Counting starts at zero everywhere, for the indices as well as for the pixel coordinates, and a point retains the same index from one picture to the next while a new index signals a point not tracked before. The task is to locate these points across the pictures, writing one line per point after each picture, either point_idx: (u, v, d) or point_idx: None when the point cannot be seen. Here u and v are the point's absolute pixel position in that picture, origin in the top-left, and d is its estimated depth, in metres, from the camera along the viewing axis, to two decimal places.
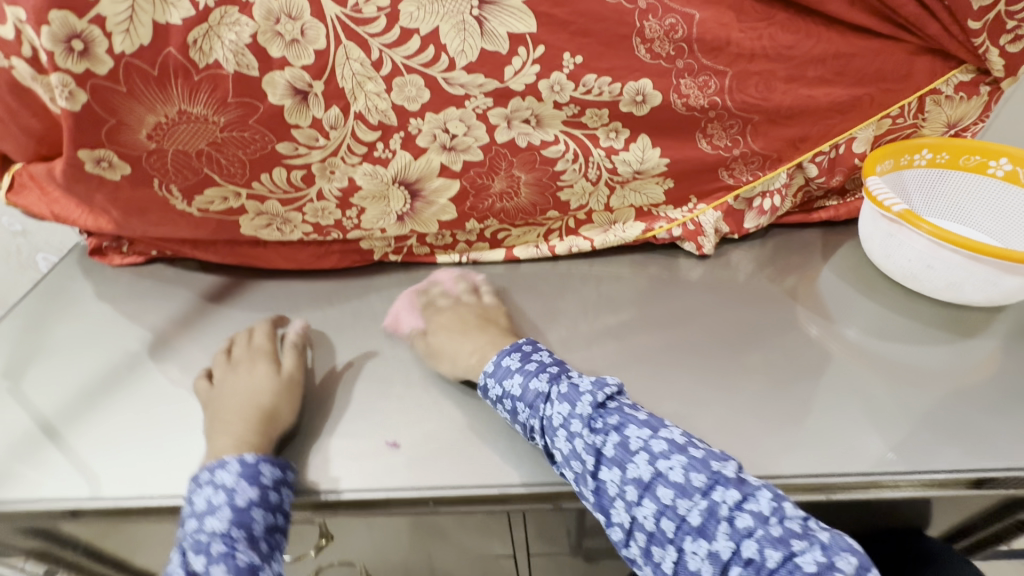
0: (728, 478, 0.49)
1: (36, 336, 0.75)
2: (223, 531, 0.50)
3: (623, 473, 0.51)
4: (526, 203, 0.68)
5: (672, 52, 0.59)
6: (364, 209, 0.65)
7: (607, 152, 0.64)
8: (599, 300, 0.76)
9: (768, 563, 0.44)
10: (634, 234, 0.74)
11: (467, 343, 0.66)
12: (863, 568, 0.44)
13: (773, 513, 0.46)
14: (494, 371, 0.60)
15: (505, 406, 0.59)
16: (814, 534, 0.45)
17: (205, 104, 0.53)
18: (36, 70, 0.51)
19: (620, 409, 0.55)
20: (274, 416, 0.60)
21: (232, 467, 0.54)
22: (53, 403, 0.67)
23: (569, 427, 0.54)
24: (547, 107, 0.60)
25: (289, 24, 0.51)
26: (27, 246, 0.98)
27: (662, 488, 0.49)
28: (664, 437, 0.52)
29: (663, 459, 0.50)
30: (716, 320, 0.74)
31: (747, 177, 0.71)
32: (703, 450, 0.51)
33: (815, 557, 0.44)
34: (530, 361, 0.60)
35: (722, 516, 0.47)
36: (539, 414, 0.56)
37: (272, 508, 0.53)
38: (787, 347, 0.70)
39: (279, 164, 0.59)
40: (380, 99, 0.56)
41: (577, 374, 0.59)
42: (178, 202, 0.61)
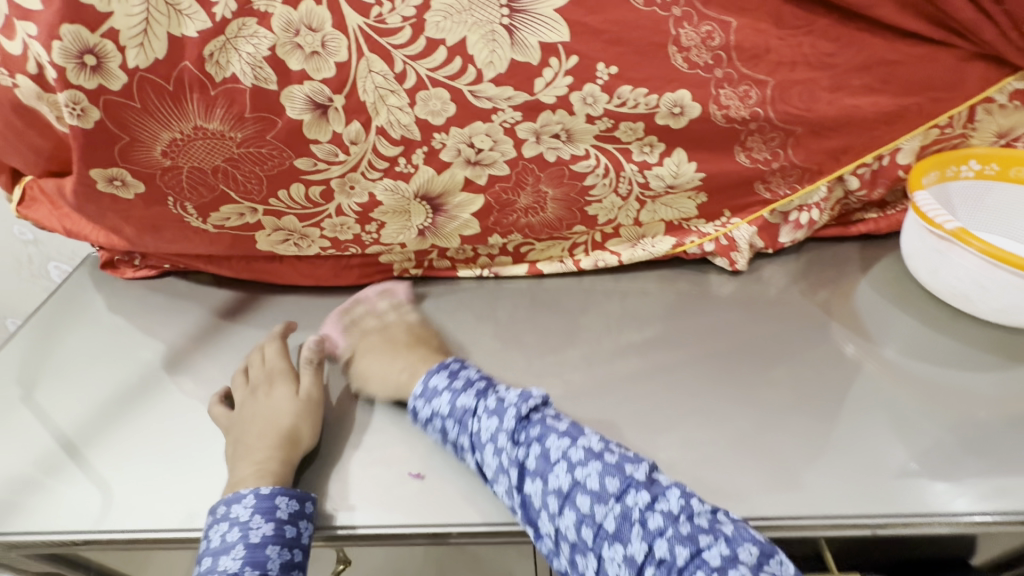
0: (639, 480, 0.50)
1: (53, 352, 0.72)
2: (236, 571, 0.49)
3: (544, 484, 0.51)
4: (552, 219, 0.65)
5: (711, 60, 0.55)
6: (383, 223, 0.62)
7: (639, 166, 0.61)
8: (624, 315, 0.73)
9: (678, 561, 0.45)
10: (664, 249, 0.71)
11: (397, 363, 0.64)
12: (765, 558, 0.45)
13: (683, 512, 0.47)
14: (422, 393, 0.59)
15: (434, 426, 0.58)
16: (720, 528, 0.47)
17: (221, 120, 0.51)
18: (40, 88, 0.49)
19: (543, 420, 0.55)
20: (296, 440, 0.58)
21: (247, 501, 0.52)
22: (75, 423, 0.65)
23: (495, 441, 0.54)
24: (579, 121, 0.56)
25: (309, 36, 0.48)
26: (38, 256, 0.96)
27: (581, 496, 0.49)
28: (582, 444, 0.52)
29: (580, 467, 0.51)
30: (747, 334, 0.71)
31: (785, 190, 0.67)
32: (618, 454, 0.52)
33: (720, 552, 0.45)
34: (457, 378, 0.59)
35: (636, 519, 0.48)
36: (467, 430, 0.55)
37: (289, 544, 0.51)
38: (816, 359, 0.67)
39: (297, 181, 0.56)
40: (404, 113, 0.53)
41: (503, 387, 0.58)
42: (193, 219, 0.59)
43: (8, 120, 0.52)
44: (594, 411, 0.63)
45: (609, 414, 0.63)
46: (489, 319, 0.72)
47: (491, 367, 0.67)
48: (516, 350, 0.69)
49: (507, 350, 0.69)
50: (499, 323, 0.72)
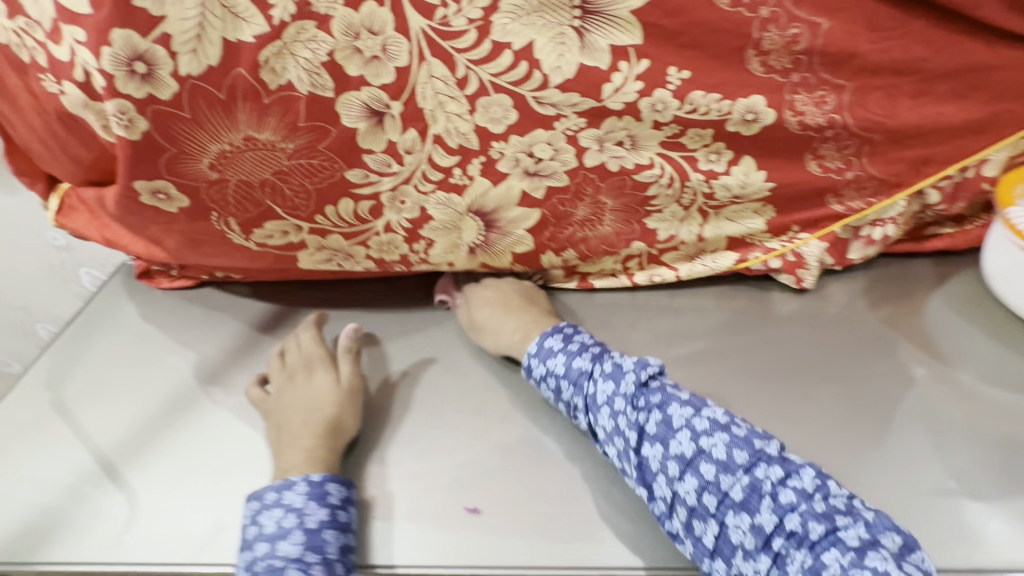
0: (771, 455, 0.47)
1: (86, 367, 0.70)
2: (298, 556, 0.47)
3: (666, 449, 0.49)
4: (610, 232, 0.61)
5: (788, 64, 0.52)
6: (432, 241, 0.58)
7: (705, 175, 0.57)
8: (678, 334, 0.69)
9: (811, 536, 0.42)
10: (726, 264, 0.67)
11: (511, 319, 0.64)
12: (907, 549, 0.42)
13: (818, 491, 0.45)
14: (536, 353, 0.60)
15: (548, 384, 0.59)
16: (858, 512, 0.44)
17: (273, 129, 0.48)
18: (87, 96, 0.46)
19: (662, 388, 0.53)
20: (340, 427, 0.58)
21: (300, 488, 0.51)
22: (111, 445, 0.62)
23: (612, 404, 0.53)
24: (645, 127, 0.53)
25: (370, 39, 0.45)
26: (71, 261, 0.94)
27: (704, 464, 0.48)
28: (707, 415, 0.51)
29: (706, 436, 0.49)
30: (810, 359, 0.66)
31: (860, 204, 0.63)
32: (745, 428, 0.50)
33: (858, 533, 0.42)
34: (572, 342, 0.59)
35: (766, 491, 0.45)
36: (583, 392, 0.56)
37: (344, 528, 0.51)
38: (876, 376, 0.64)
39: (346, 195, 0.54)
40: (463, 121, 0.50)
41: (618, 354, 0.58)
42: (236, 236, 0.56)
43: (51, 126, 0.50)
44: None
45: None
46: None
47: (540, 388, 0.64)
48: None
49: None
50: None
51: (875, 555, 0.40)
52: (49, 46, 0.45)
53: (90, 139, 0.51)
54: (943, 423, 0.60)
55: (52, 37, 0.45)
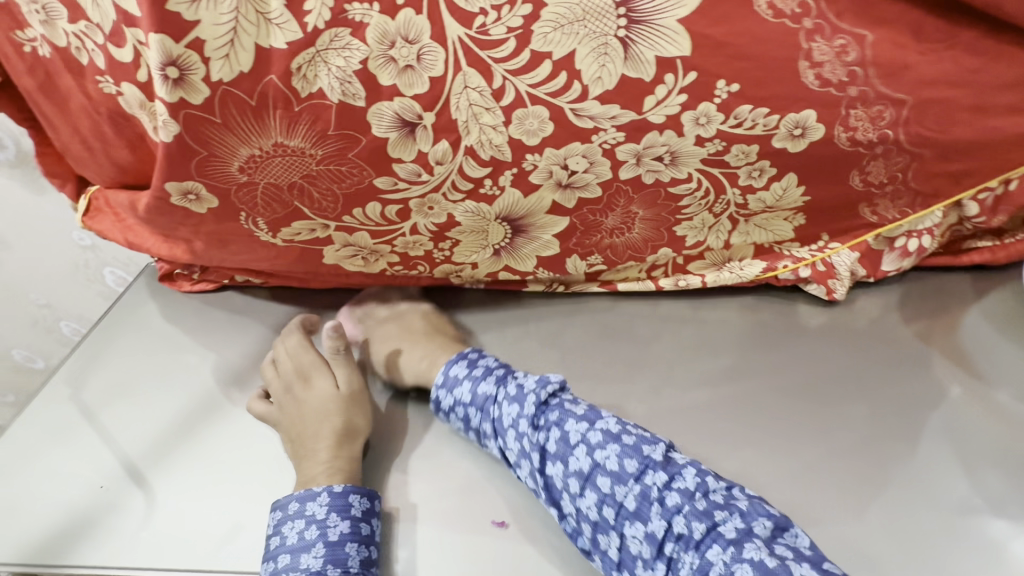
0: (657, 461, 0.49)
1: (111, 366, 0.71)
2: (319, 569, 0.48)
3: (565, 467, 0.51)
4: (638, 239, 0.60)
5: (845, 77, 0.50)
6: (458, 242, 0.58)
7: (743, 190, 0.57)
8: (702, 347, 0.68)
9: (695, 535, 0.46)
10: (753, 272, 0.66)
11: (419, 350, 0.63)
12: (780, 531, 0.45)
13: (699, 489, 0.48)
14: (443, 383, 0.59)
15: (457, 414, 0.58)
16: (735, 504, 0.47)
17: (303, 137, 0.47)
18: (145, 97, 0.48)
19: (560, 405, 0.54)
20: (354, 433, 0.57)
21: (323, 499, 0.52)
22: (137, 446, 0.63)
23: (517, 426, 0.54)
24: (687, 143, 0.52)
25: (404, 48, 0.45)
26: (95, 260, 0.96)
27: (601, 478, 0.49)
28: (601, 427, 0.52)
29: (599, 449, 0.51)
30: (838, 373, 0.65)
31: (893, 214, 0.61)
32: (636, 435, 0.52)
33: (735, 525, 0.45)
34: (476, 366, 0.59)
35: (654, 498, 0.48)
36: (490, 416, 0.56)
37: (366, 541, 0.51)
38: (910, 392, 0.63)
39: (374, 200, 0.53)
40: (497, 133, 0.49)
41: (522, 373, 0.58)
42: (263, 234, 0.55)
43: (100, 129, 0.52)
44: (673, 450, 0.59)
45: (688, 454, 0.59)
46: (557, 345, 0.68)
47: None
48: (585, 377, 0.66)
49: (577, 384, 0.65)
50: (567, 350, 0.68)
51: (751, 546, 0.44)
52: (105, 49, 0.47)
53: (135, 140, 0.53)
54: (970, 440, 0.59)
55: (112, 40, 0.46)
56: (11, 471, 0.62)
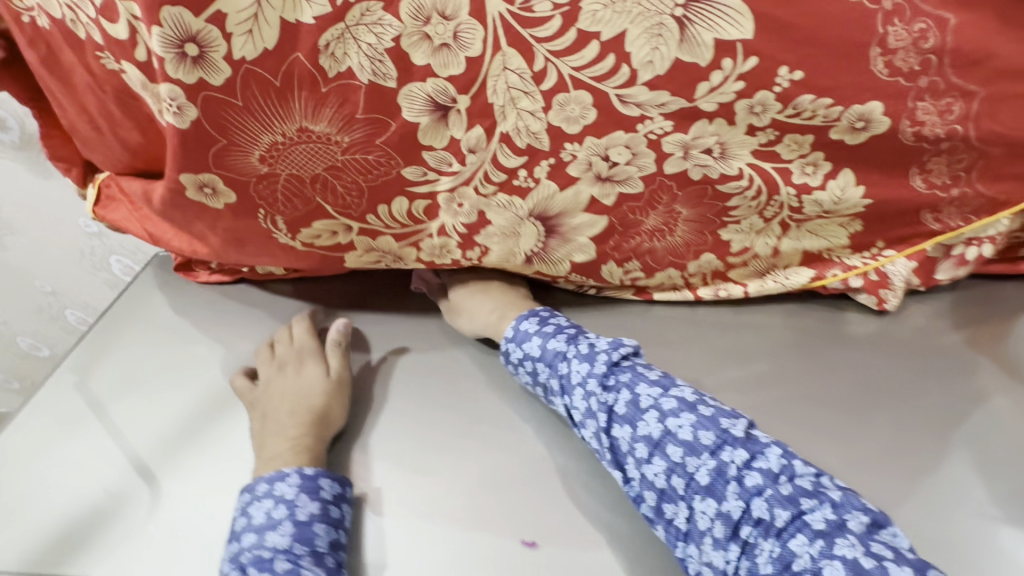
0: (737, 437, 0.45)
1: (122, 361, 0.67)
2: (287, 548, 0.45)
3: (633, 430, 0.48)
4: (681, 243, 0.56)
5: (917, 66, 0.46)
6: (488, 249, 0.53)
7: (798, 189, 0.52)
8: (733, 350, 0.64)
9: (777, 522, 0.41)
10: (801, 282, 0.61)
11: (488, 300, 0.62)
12: (876, 527, 0.40)
13: (784, 472, 0.43)
14: (512, 337, 0.58)
15: (524, 368, 0.57)
16: (826, 492, 0.42)
17: (329, 121, 0.44)
18: (146, 78, 0.43)
19: (633, 366, 0.51)
20: (328, 420, 0.56)
21: (292, 479, 0.49)
22: (147, 447, 0.60)
23: (584, 385, 0.51)
24: (737, 133, 0.48)
25: (441, 25, 0.41)
26: (102, 248, 0.93)
27: (671, 445, 0.46)
28: (675, 394, 0.49)
29: (673, 416, 0.47)
30: (871, 378, 0.61)
31: (958, 222, 0.56)
32: (713, 407, 0.48)
33: (825, 515, 0.41)
34: (548, 324, 0.57)
35: (731, 476, 0.44)
36: (557, 373, 0.54)
37: (336, 524, 0.48)
38: (940, 399, 0.59)
39: (401, 193, 0.49)
40: (535, 119, 0.46)
41: (593, 334, 0.55)
42: (282, 236, 0.52)
43: (106, 108, 0.49)
44: None
45: None
46: None
47: None
48: None
49: None
50: None
51: (843, 543, 0.39)
52: (101, 24, 0.43)
53: (145, 125, 0.50)
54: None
55: (104, 14, 0.42)
56: (16, 462, 0.60)
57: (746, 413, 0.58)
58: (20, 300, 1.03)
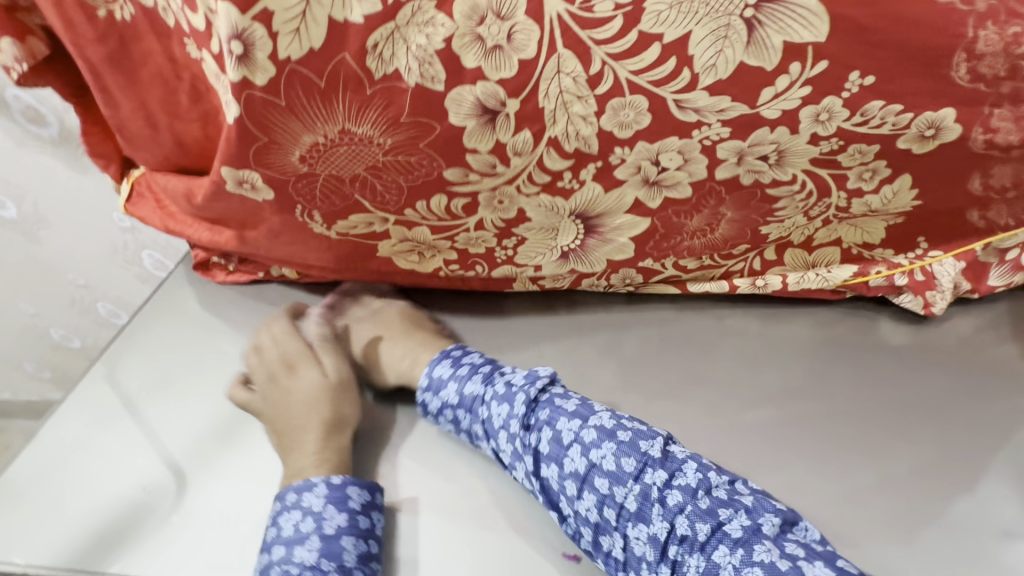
0: (656, 458, 0.45)
1: (156, 358, 0.67)
2: (314, 564, 0.45)
3: (560, 468, 0.47)
4: (720, 239, 0.54)
5: (1004, 72, 0.42)
6: (524, 239, 0.53)
7: (850, 193, 0.50)
8: (773, 358, 0.62)
9: (700, 537, 0.42)
10: (843, 277, 0.59)
11: (399, 347, 0.59)
12: (788, 525, 0.43)
13: (701, 486, 0.44)
14: (427, 386, 0.55)
15: (446, 416, 0.55)
16: (739, 499, 0.43)
17: (372, 123, 0.43)
18: (218, 67, 0.45)
19: (550, 401, 0.50)
20: (343, 425, 0.55)
21: (319, 490, 0.49)
22: (183, 446, 0.60)
23: (508, 427, 0.50)
24: (800, 141, 0.45)
25: (495, 24, 0.39)
26: (135, 243, 0.94)
27: (597, 478, 0.46)
28: (594, 424, 0.48)
29: (594, 449, 0.46)
30: (918, 396, 0.59)
31: (1012, 222, 0.55)
32: (632, 429, 0.47)
33: (742, 523, 0.42)
34: (462, 365, 0.55)
35: (655, 498, 0.44)
36: (479, 418, 0.52)
37: (364, 535, 0.48)
38: (988, 416, 0.57)
39: (440, 192, 0.48)
40: (586, 124, 0.44)
41: (510, 369, 0.53)
42: (317, 226, 0.51)
43: (173, 98, 0.50)
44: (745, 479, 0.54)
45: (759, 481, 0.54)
46: (615, 353, 0.63)
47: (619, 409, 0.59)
48: (648, 390, 0.61)
49: (647, 410, 0.59)
50: (626, 359, 0.63)
51: (761, 549, 0.40)
52: (186, 15, 0.43)
53: (211, 117, 0.52)
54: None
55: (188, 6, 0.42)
56: (59, 457, 0.60)
57: (792, 424, 0.58)
58: (54, 293, 1.05)
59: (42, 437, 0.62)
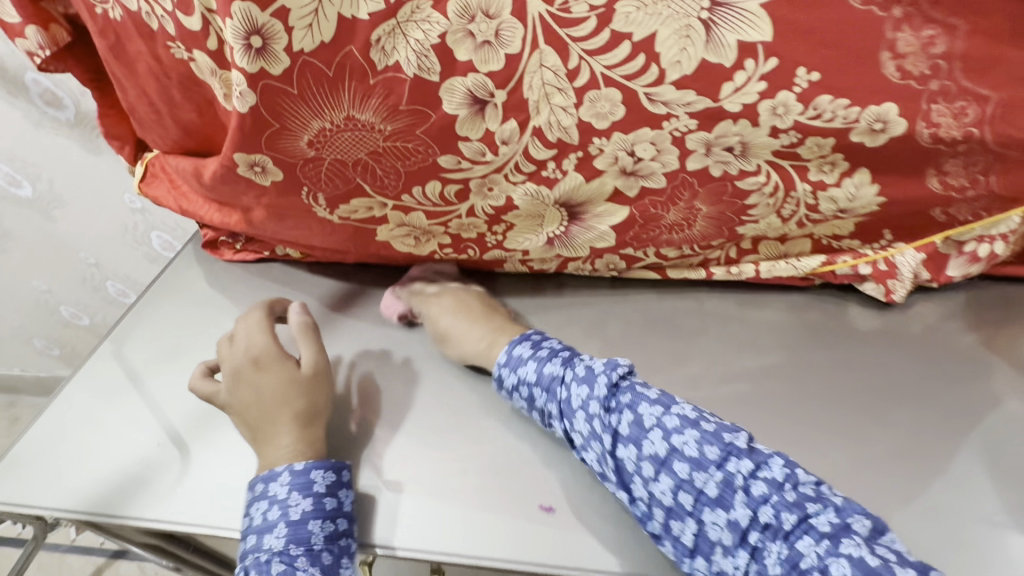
0: (740, 448, 0.48)
1: (159, 337, 0.72)
2: (282, 549, 0.50)
3: (638, 450, 0.50)
4: (698, 235, 0.60)
5: (926, 70, 0.48)
6: (513, 225, 0.58)
7: (813, 187, 0.55)
8: (746, 341, 0.67)
9: (785, 526, 0.44)
10: (811, 265, 0.64)
11: (476, 331, 0.62)
12: (878, 532, 0.43)
13: (788, 480, 0.46)
14: (507, 362, 0.59)
15: (520, 394, 0.58)
16: (827, 498, 0.45)
17: (374, 111, 0.47)
18: (217, 64, 0.49)
19: (631, 386, 0.53)
20: (315, 418, 0.58)
21: (283, 478, 0.53)
22: (183, 415, 0.65)
23: (587, 408, 0.53)
24: (760, 134, 0.50)
25: (484, 22, 0.44)
26: (144, 224, 0.98)
27: (678, 463, 0.48)
28: (676, 411, 0.51)
29: (676, 434, 0.49)
30: (885, 381, 0.63)
31: (968, 217, 0.58)
32: (714, 422, 0.50)
33: (830, 518, 0.43)
34: (542, 348, 0.59)
35: (738, 486, 0.46)
36: (556, 398, 0.55)
37: (329, 516, 0.52)
38: (956, 408, 0.60)
39: (435, 178, 0.53)
40: (567, 115, 0.48)
41: (588, 356, 0.57)
42: (321, 210, 0.56)
43: (167, 93, 0.53)
44: None
45: None
46: (599, 333, 0.68)
47: None
48: None
49: None
50: (609, 338, 0.68)
51: (850, 542, 0.42)
52: (176, 15, 0.47)
53: (204, 106, 0.54)
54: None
55: (181, 8, 0.46)
56: (63, 431, 0.65)
57: (763, 405, 0.62)
58: (67, 270, 1.10)
59: (50, 412, 0.66)
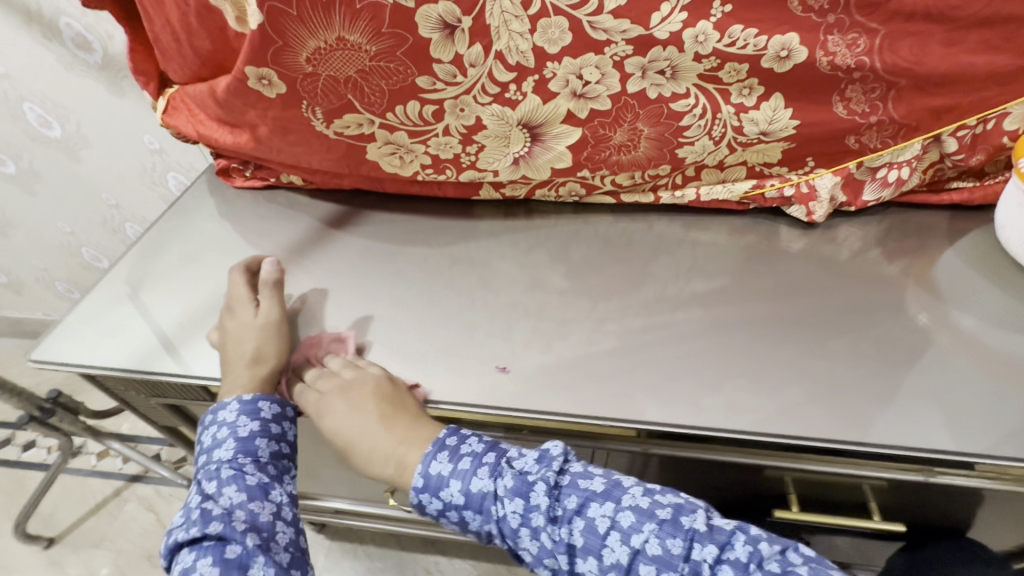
0: (701, 532, 0.48)
1: (170, 250, 0.82)
2: (231, 458, 0.58)
3: (600, 561, 0.49)
4: (643, 156, 0.69)
5: (826, 5, 0.56)
6: (483, 147, 0.68)
7: (736, 109, 0.64)
8: (693, 269, 0.75)
9: None
10: (743, 189, 0.74)
11: (380, 440, 0.59)
12: None
13: (751, 559, 0.46)
14: (423, 487, 0.56)
15: (450, 517, 0.56)
16: (792, 570, 0.45)
17: (361, 32, 0.57)
18: None
19: (573, 486, 0.52)
20: (261, 359, 0.65)
21: (232, 406, 0.61)
22: (193, 307, 0.74)
23: (529, 524, 0.51)
24: (686, 59, 0.60)
25: None
26: (161, 164, 1.07)
27: (643, 566, 0.47)
28: (628, 505, 0.50)
29: (635, 533, 0.48)
30: (825, 302, 0.70)
31: (876, 144, 0.67)
32: (670, 505, 0.50)
33: None
34: (462, 459, 0.56)
35: (706, 574, 0.46)
36: (493, 517, 0.53)
37: (275, 437, 0.62)
38: (883, 335, 0.67)
39: (415, 97, 0.63)
40: (523, 40, 0.58)
41: (515, 457, 0.55)
42: (318, 124, 0.66)
43: (186, 20, 0.61)
44: (651, 345, 0.67)
45: (668, 349, 0.67)
46: (562, 259, 0.77)
47: (558, 299, 0.72)
48: (584, 288, 0.73)
49: (576, 291, 0.73)
50: (572, 262, 0.76)
51: None
52: None
53: (217, 35, 0.62)
54: (944, 365, 0.64)
55: None
56: (87, 325, 0.73)
57: (709, 325, 0.69)
58: (91, 210, 1.20)
59: (77, 312, 0.75)
